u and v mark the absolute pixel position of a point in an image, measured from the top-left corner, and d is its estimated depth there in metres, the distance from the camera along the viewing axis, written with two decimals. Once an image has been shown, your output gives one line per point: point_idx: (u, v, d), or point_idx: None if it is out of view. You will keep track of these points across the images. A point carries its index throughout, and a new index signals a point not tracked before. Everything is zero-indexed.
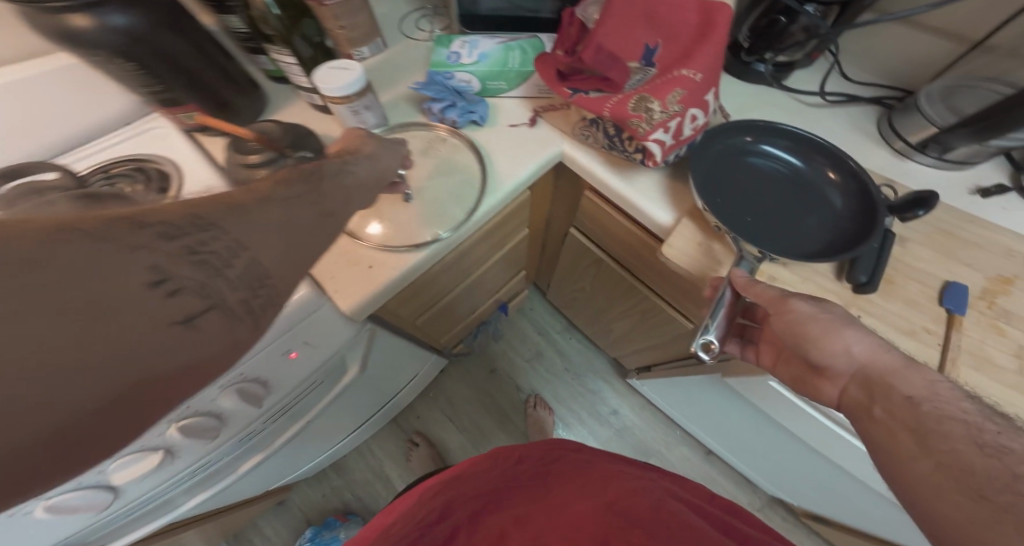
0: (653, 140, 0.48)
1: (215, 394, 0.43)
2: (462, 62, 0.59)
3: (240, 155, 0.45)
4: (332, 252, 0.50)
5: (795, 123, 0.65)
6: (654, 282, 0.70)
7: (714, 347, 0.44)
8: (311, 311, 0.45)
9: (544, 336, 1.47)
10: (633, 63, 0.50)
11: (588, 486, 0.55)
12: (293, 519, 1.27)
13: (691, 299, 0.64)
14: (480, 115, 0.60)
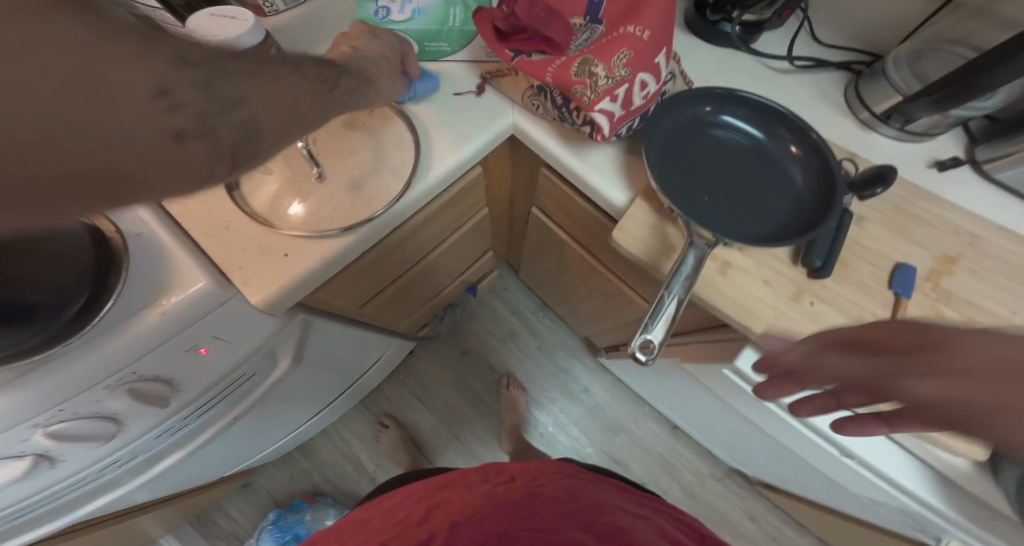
0: (599, 111, 0.44)
1: (101, 395, 0.37)
2: (395, 19, 0.52)
3: None
4: (243, 239, 0.45)
5: (760, 91, 0.60)
6: (614, 265, 0.66)
7: (653, 347, 0.40)
8: (215, 304, 0.39)
9: (517, 314, 1.45)
10: (577, 20, 0.46)
11: (572, 514, 0.52)
12: (259, 502, 1.25)
13: (651, 283, 0.60)
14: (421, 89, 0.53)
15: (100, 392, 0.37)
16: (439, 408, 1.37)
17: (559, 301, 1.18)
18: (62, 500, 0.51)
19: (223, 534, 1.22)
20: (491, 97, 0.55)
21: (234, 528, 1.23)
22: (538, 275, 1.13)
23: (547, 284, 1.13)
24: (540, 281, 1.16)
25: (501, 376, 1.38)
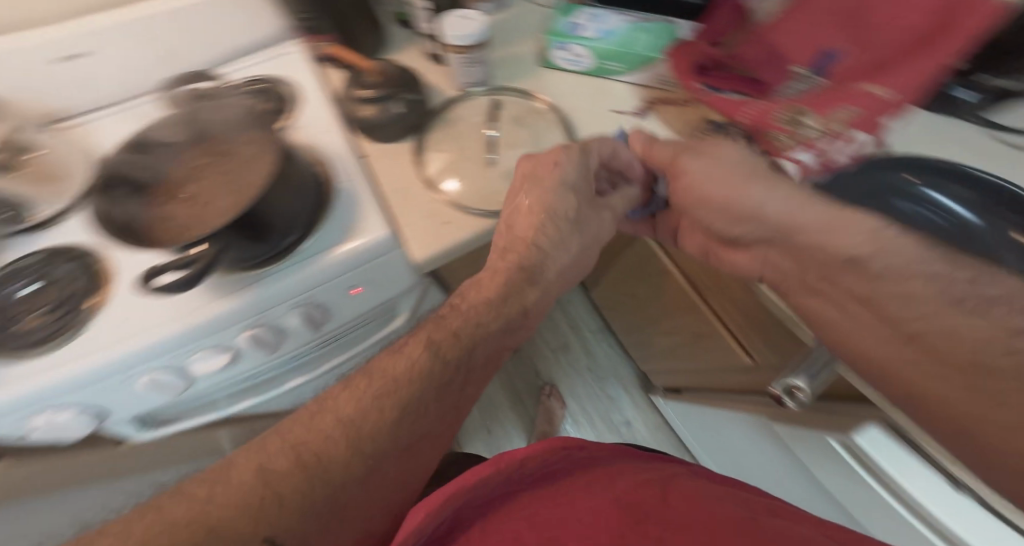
0: (793, 156, 0.50)
1: (285, 311, 0.52)
2: (583, 35, 0.56)
3: (357, 84, 0.56)
4: (420, 204, 0.54)
5: (982, 164, 0.51)
6: (718, 305, 0.68)
7: (797, 393, 0.47)
8: (380, 252, 0.53)
9: (576, 330, 1.45)
10: (799, 68, 0.54)
11: (597, 481, 0.52)
12: None
13: (757, 331, 0.61)
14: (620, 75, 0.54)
15: (288, 305, 0.52)
16: (482, 399, 1.39)
17: (629, 327, 1.18)
18: (216, 397, 0.65)
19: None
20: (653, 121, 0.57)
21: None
22: (615, 297, 1.13)
23: (623, 308, 1.13)
24: (616, 304, 1.16)
25: (544, 384, 1.40)
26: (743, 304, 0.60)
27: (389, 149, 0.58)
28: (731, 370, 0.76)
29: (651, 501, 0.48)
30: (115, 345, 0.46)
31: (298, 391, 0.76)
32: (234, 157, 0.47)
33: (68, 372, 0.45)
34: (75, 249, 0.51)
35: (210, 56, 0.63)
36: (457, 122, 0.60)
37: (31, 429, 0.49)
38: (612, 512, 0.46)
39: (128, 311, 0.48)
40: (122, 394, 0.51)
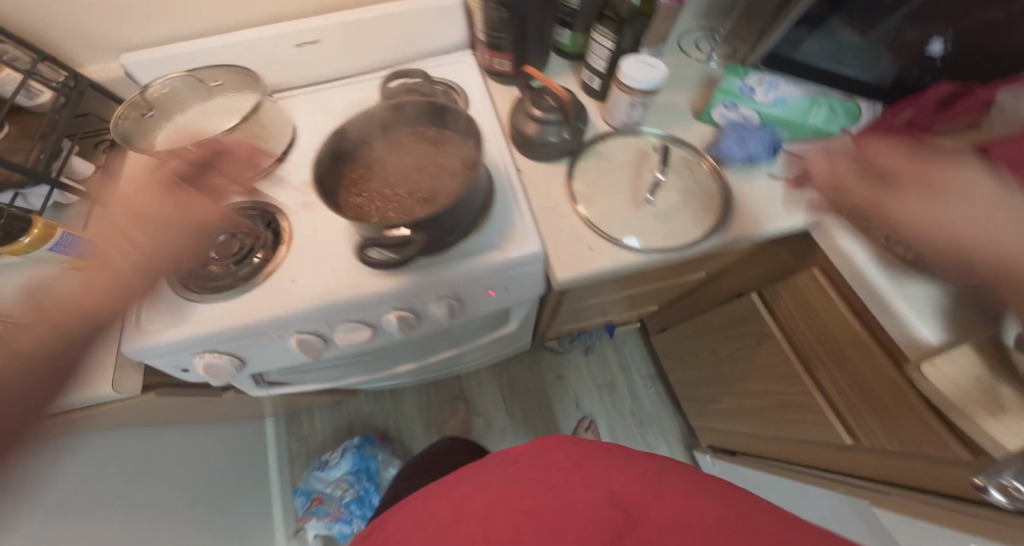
0: None
1: (432, 299, 0.54)
2: (754, 100, 0.58)
3: (528, 105, 0.57)
4: (564, 226, 0.55)
5: None
6: (829, 382, 0.67)
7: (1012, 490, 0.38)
8: (528, 264, 0.53)
9: (626, 372, 1.42)
10: None
11: (587, 476, 0.44)
12: (340, 420, 1.35)
13: (880, 418, 0.60)
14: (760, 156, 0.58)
15: (435, 296, 0.54)
16: (518, 420, 1.36)
17: (694, 381, 1.15)
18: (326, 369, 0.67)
19: (301, 434, 1.34)
20: (812, 194, 0.58)
21: (312, 435, 1.33)
22: (685, 348, 1.12)
23: (690, 360, 1.12)
24: (683, 353, 1.15)
25: (583, 417, 1.36)
26: (873, 387, 0.59)
27: (543, 170, 0.60)
28: (821, 446, 0.74)
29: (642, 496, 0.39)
30: (288, 302, 0.51)
31: (393, 376, 0.78)
32: (442, 160, 0.53)
33: (233, 320, 0.50)
34: (255, 208, 0.58)
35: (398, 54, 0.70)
36: (603, 157, 0.61)
37: (190, 369, 0.55)
38: (594, 512, 0.37)
39: (291, 274, 0.53)
40: (270, 347, 0.55)
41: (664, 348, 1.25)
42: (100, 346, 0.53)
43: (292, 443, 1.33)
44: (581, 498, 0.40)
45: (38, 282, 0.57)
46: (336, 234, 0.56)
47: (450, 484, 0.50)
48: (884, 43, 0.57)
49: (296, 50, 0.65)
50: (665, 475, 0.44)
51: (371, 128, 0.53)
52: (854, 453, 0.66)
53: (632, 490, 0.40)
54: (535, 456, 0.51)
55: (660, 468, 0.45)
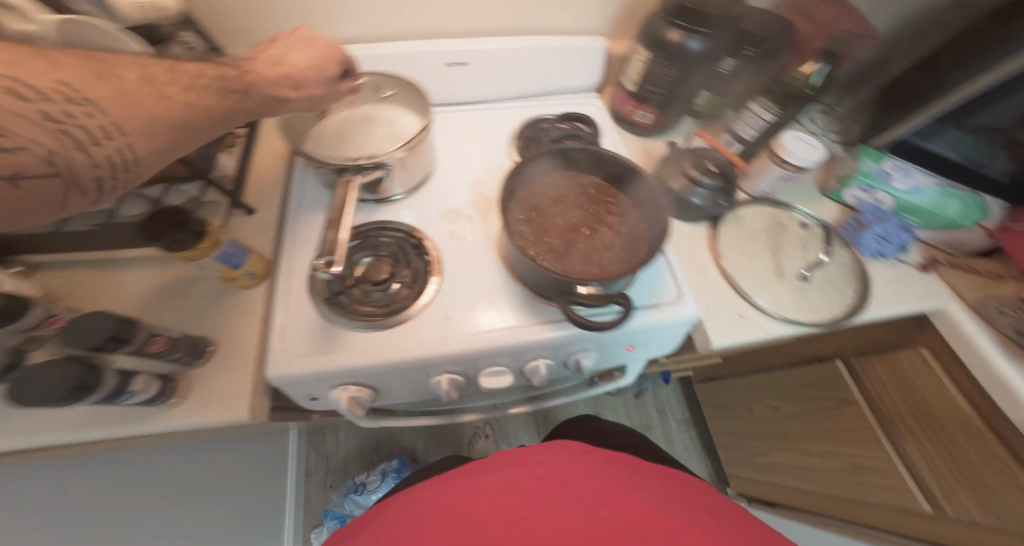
0: None
1: (581, 351, 0.53)
2: (891, 185, 0.61)
3: (685, 165, 0.57)
4: (715, 291, 0.56)
5: None
6: (918, 456, 0.68)
7: None
8: (682, 326, 0.53)
9: (661, 416, 1.43)
10: None
11: (607, 501, 0.41)
12: (365, 439, 1.28)
13: (979, 498, 0.60)
14: (896, 246, 0.60)
15: (583, 346, 0.53)
16: None
17: (739, 434, 1.17)
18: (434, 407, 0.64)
19: (322, 450, 1.27)
20: (938, 280, 0.61)
21: (336, 451, 1.27)
22: (738, 401, 1.13)
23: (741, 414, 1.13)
24: (734, 406, 1.15)
25: None
26: (978, 467, 0.60)
27: (687, 230, 0.61)
28: (886, 512, 0.74)
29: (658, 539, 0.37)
30: (442, 342, 0.49)
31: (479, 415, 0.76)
32: (604, 215, 0.52)
33: (394, 355, 0.48)
34: (400, 229, 0.58)
35: (532, 88, 0.74)
36: (742, 221, 0.63)
37: (318, 399, 0.52)
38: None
39: (448, 310, 0.52)
40: (408, 383, 0.52)
41: (712, 398, 1.26)
42: (227, 363, 0.49)
43: (313, 458, 1.26)
44: (605, 510, 0.40)
45: (161, 283, 0.53)
46: (488, 271, 0.55)
47: (457, 475, 0.47)
48: (999, 143, 0.57)
49: (445, 70, 0.69)
50: (684, 504, 0.44)
51: (541, 171, 0.54)
52: (930, 526, 0.66)
53: (657, 515, 0.40)
54: (553, 456, 0.48)
55: (680, 495, 0.46)
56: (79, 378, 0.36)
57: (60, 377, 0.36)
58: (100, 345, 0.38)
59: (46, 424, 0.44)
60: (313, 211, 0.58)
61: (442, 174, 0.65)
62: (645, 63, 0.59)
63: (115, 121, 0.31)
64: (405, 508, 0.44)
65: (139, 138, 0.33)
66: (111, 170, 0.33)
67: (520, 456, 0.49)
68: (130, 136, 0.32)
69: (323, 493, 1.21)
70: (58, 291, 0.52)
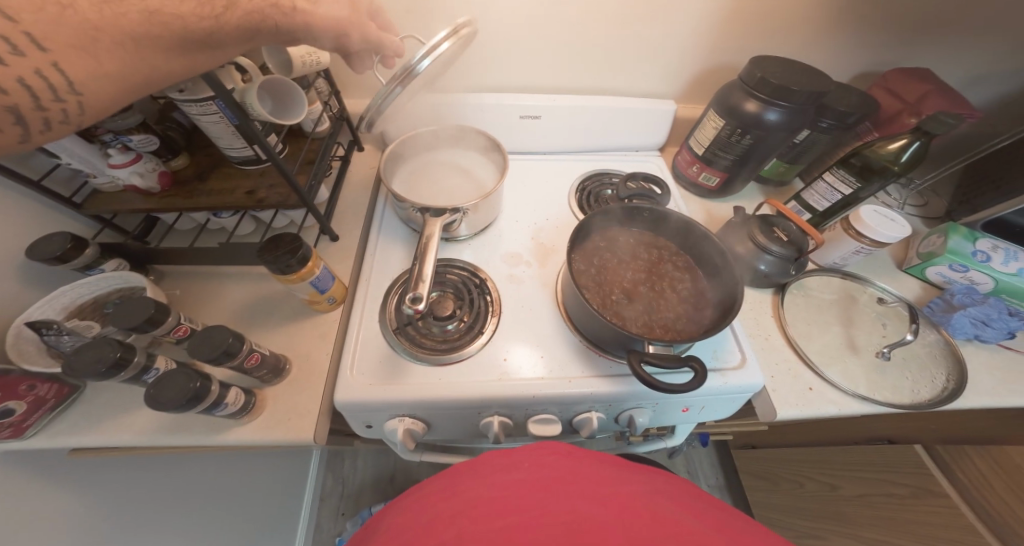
0: None
1: (634, 407, 0.52)
2: (989, 265, 0.56)
3: (756, 230, 0.56)
4: (779, 358, 0.54)
5: None
6: None
7: None
8: (743, 393, 0.51)
9: (693, 479, 1.26)
10: None
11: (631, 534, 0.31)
12: (383, 469, 1.21)
13: None
14: (992, 335, 0.54)
15: (637, 402, 0.52)
16: None
17: (785, 514, 1.01)
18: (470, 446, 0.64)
19: (339, 474, 1.19)
20: None
21: (352, 478, 1.18)
22: (784, 473, 0.99)
23: (789, 488, 0.99)
24: (779, 478, 1.01)
25: None
26: None
27: (751, 295, 0.60)
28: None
29: None
30: (496, 384, 0.50)
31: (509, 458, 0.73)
32: (667, 279, 0.53)
33: (450, 392, 0.50)
34: (465, 267, 0.62)
35: (600, 142, 0.78)
36: (810, 290, 0.60)
37: (372, 426, 0.54)
38: None
39: (504, 352, 0.53)
40: (458, 419, 0.53)
41: (752, 467, 1.11)
42: (301, 383, 0.53)
43: (328, 482, 1.18)
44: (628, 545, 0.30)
45: (255, 299, 0.60)
46: (545, 317, 0.57)
47: (450, 481, 0.38)
48: None
49: (519, 121, 0.74)
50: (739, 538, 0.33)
51: (610, 224, 0.56)
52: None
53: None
54: (573, 470, 0.38)
55: (738, 528, 0.35)
56: (196, 389, 0.42)
57: (181, 387, 0.41)
58: (213, 357, 0.44)
59: (143, 419, 0.49)
60: (391, 246, 0.64)
61: (507, 218, 0.68)
62: (718, 129, 0.62)
63: (30, 33, 0.28)
64: (391, 523, 0.37)
65: (65, 57, 0.30)
66: (35, 95, 0.30)
67: (530, 464, 0.38)
68: (53, 53, 0.29)
69: (334, 521, 1.12)
70: (172, 298, 0.59)
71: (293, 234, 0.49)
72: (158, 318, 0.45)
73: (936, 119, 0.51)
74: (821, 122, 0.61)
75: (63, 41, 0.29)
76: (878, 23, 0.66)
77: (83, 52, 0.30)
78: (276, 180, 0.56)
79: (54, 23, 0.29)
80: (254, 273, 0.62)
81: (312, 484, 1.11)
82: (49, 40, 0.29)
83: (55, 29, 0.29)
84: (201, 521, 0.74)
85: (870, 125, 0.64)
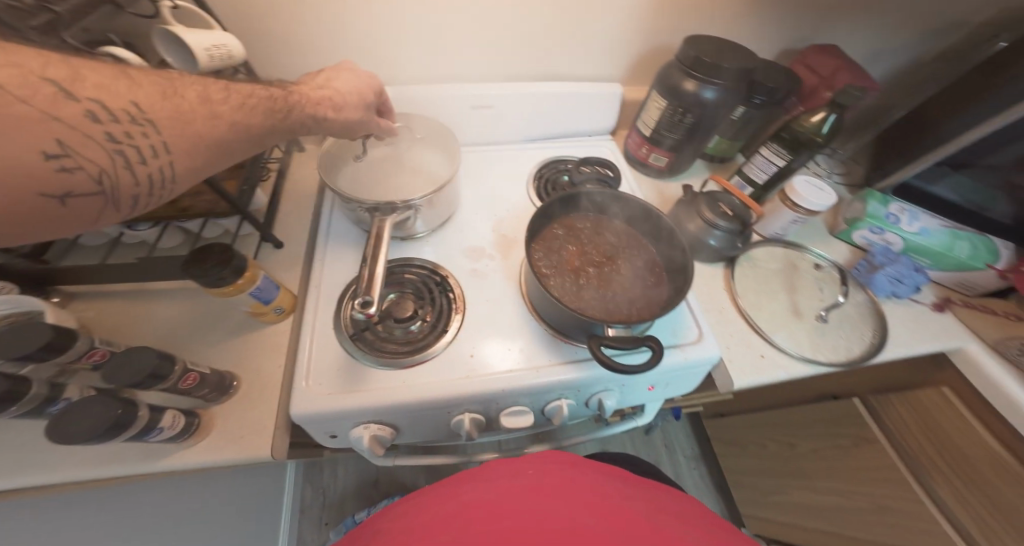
0: None
1: (601, 390, 0.53)
2: (901, 228, 0.62)
3: (703, 207, 0.59)
4: (732, 329, 0.57)
5: None
6: (952, 502, 0.65)
7: None
8: (702, 365, 0.53)
9: (670, 451, 1.33)
10: None
11: (593, 507, 0.42)
12: (365, 475, 1.20)
13: None
14: (903, 290, 0.61)
15: (602, 386, 0.53)
16: None
17: (752, 472, 1.09)
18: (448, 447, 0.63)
19: (319, 485, 1.18)
20: (953, 321, 0.61)
21: (333, 486, 1.18)
22: (750, 438, 1.06)
23: (753, 450, 1.07)
24: (747, 443, 1.08)
25: None
26: None
27: (703, 271, 0.62)
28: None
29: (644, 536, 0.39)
30: (462, 382, 0.49)
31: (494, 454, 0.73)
32: (623, 258, 0.54)
33: (415, 395, 0.48)
34: (425, 265, 0.60)
35: (551, 130, 0.78)
36: (757, 263, 0.64)
37: (338, 436, 0.51)
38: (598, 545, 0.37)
39: (471, 348, 0.53)
40: (429, 420, 0.52)
41: (724, 435, 1.19)
42: (253, 400, 0.49)
43: (308, 494, 1.16)
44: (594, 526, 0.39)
45: (194, 314, 0.55)
46: (509, 308, 0.56)
47: (446, 489, 0.46)
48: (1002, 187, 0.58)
49: (471, 112, 0.72)
50: (669, 518, 0.44)
51: (567, 211, 0.57)
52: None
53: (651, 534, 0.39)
54: (548, 472, 0.47)
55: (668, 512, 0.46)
56: (117, 416, 0.38)
57: (99, 415, 0.37)
58: (137, 382, 0.40)
59: (75, 456, 0.44)
60: (343, 246, 0.61)
61: (465, 210, 0.67)
62: (661, 109, 0.63)
63: (163, 142, 0.32)
64: (390, 526, 0.43)
65: (180, 160, 0.34)
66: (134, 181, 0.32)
67: (508, 470, 0.47)
68: (172, 157, 0.33)
69: (317, 532, 1.11)
70: (94, 322, 0.53)
71: (225, 244, 0.45)
72: (57, 344, 0.40)
73: (846, 92, 0.55)
74: (755, 98, 0.64)
75: (181, 145, 0.33)
76: (797, 5, 0.69)
77: (192, 153, 0.34)
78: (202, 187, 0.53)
79: (180, 131, 0.33)
80: (191, 287, 0.57)
81: (290, 498, 1.09)
82: (169, 146, 0.33)
83: (178, 137, 0.33)
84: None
85: (796, 99, 0.67)
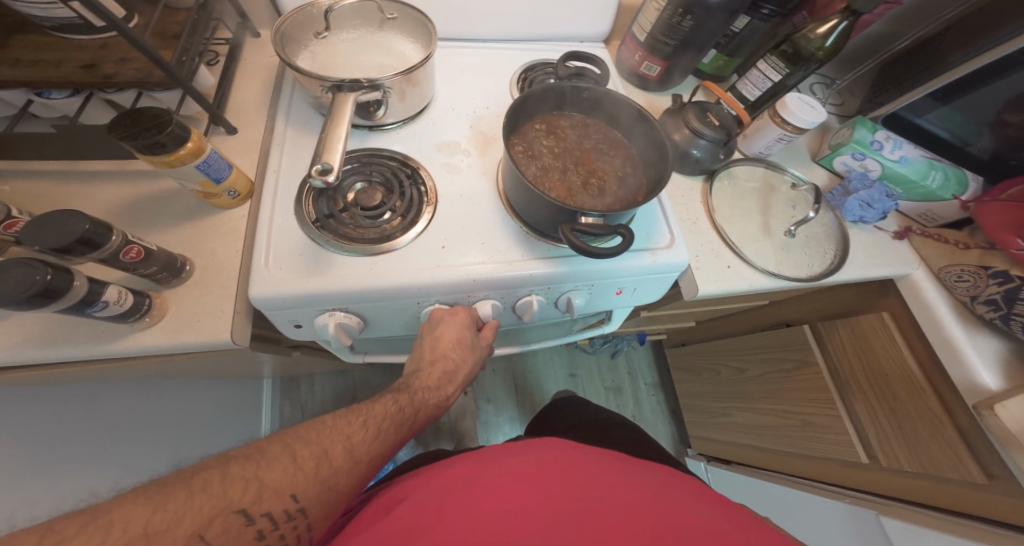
0: None
1: (570, 288, 0.53)
2: (882, 154, 0.63)
3: (689, 116, 0.57)
4: (702, 242, 0.58)
5: None
6: (861, 415, 0.72)
7: None
8: (669, 271, 0.54)
9: (632, 378, 1.41)
10: None
11: (566, 472, 0.46)
12: (341, 393, 1.21)
13: (928, 457, 0.62)
14: (870, 215, 0.62)
15: (569, 285, 0.53)
16: (528, 412, 1.29)
17: (703, 393, 1.18)
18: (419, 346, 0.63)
19: (296, 399, 1.19)
20: (906, 247, 0.63)
21: (308, 404, 1.19)
22: (704, 365, 1.14)
23: (706, 374, 1.15)
24: (701, 369, 1.17)
25: None
26: (921, 425, 0.63)
27: (682, 183, 0.62)
28: (831, 462, 0.79)
29: (602, 493, 0.43)
30: (428, 272, 0.48)
31: None
32: (599, 154, 0.53)
33: (382, 281, 0.47)
34: (395, 157, 0.56)
35: (539, 30, 0.72)
36: (735, 180, 0.64)
37: (302, 326, 0.50)
38: (560, 500, 0.41)
39: (442, 241, 0.51)
40: (399, 311, 0.52)
41: (681, 362, 1.27)
42: (205, 284, 0.47)
43: (285, 409, 1.17)
44: (571, 490, 0.42)
45: (137, 195, 0.50)
46: (483, 205, 0.54)
47: (439, 465, 0.50)
48: (986, 120, 0.59)
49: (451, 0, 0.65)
50: (661, 484, 0.47)
51: (549, 107, 0.54)
52: (879, 475, 0.71)
53: (637, 498, 0.42)
54: (544, 452, 0.51)
55: (633, 472, 0.49)
56: (46, 283, 0.33)
57: (22, 277, 0.33)
58: (65, 247, 0.35)
59: (13, 333, 0.42)
60: (305, 131, 0.56)
61: (442, 105, 0.62)
62: (660, 10, 0.59)
63: None
64: (390, 491, 0.48)
65: None
66: None
67: (491, 452, 0.52)
68: None
69: None
70: (24, 200, 0.48)
71: (159, 109, 0.40)
72: None
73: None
74: (763, 8, 0.60)
75: None
76: None
77: None
78: (128, 54, 0.45)
79: None
80: (130, 168, 0.51)
81: (267, 414, 1.09)
82: None
83: None
84: (159, 451, 0.70)
85: (805, 14, 0.65)
